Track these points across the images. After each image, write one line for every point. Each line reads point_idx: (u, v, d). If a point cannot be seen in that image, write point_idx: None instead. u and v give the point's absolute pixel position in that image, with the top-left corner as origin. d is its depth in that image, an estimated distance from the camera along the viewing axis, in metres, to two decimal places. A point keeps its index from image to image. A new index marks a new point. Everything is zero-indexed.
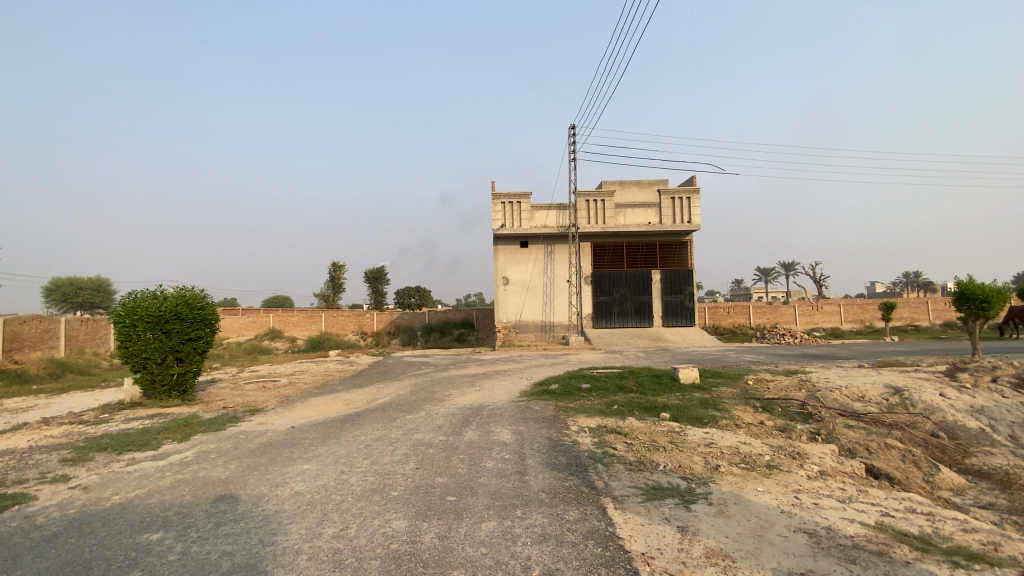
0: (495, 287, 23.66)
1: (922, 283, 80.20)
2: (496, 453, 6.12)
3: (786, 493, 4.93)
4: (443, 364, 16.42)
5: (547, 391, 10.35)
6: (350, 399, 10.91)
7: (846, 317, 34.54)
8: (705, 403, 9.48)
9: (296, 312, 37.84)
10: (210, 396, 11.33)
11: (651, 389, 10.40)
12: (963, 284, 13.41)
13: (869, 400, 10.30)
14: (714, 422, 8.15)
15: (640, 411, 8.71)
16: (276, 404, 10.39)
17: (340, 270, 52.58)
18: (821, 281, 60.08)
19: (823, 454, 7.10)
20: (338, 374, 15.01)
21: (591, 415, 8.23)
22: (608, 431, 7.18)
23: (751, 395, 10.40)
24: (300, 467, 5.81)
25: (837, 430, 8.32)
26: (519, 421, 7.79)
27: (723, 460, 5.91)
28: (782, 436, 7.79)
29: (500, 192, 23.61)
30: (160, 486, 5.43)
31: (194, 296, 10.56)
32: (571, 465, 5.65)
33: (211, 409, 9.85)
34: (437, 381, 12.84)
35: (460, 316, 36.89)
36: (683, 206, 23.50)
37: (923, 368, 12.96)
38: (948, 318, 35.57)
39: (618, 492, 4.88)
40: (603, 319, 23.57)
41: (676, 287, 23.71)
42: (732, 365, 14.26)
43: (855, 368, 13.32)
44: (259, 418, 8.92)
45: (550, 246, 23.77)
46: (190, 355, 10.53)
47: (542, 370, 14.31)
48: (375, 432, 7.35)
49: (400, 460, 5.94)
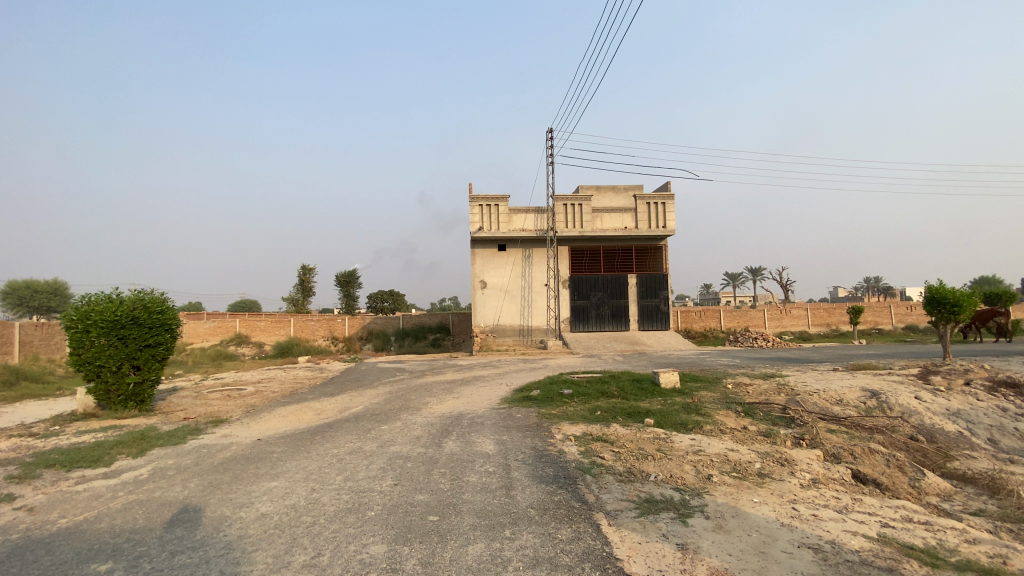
0: (472, 290, 23.29)
1: (882, 289, 83.22)
2: (479, 465, 5.80)
3: (783, 504, 4.75)
4: (419, 370, 15.97)
5: (529, 398, 10.06)
6: (322, 408, 10.39)
7: (814, 321, 35.38)
8: (688, 409, 9.34)
9: (264, 317, 36.63)
10: (172, 406, 10.65)
11: (634, 394, 10.21)
12: (932, 289, 13.71)
13: (847, 403, 10.35)
14: (700, 428, 8.00)
15: (624, 418, 8.50)
16: (242, 414, 9.81)
17: (311, 274, 51.24)
18: (787, 286, 61.71)
19: (811, 460, 7.00)
20: (309, 381, 14.42)
21: (576, 423, 7.98)
22: (594, 439, 6.93)
23: (733, 399, 10.32)
24: (267, 485, 5.36)
25: (820, 435, 8.27)
26: (501, 430, 7.48)
27: (714, 469, 5.72)
28: (768, 442, 7.67)
29: (478, 195, 23.29)
30: (109, 509, 4.91)
31: (153, 300, 9.92)
32: (559, 477, 5.38)
33: (172, 420, 9.22)
34: (414, 388, 12.43)
35: (435, 321, 36.34)
36: (660, 211, 23.62)
37: (896, 372, 13.18)
38: (910, 321, 36.82)
39: (611, 506, 4.62)
40: (581, 323, 23.45)
41: (652, 292, 23.80)
42: (711, 369, 14.25)
43: (831, 371, 13.46)
44: (224, 430, 8.37)
45: (528, 250, 23.56)
46: (148, 362, 9.86)
47: (521, 376, 14.02)
48: (350, 445, 6.92)
49: (376, 476, 5.55)
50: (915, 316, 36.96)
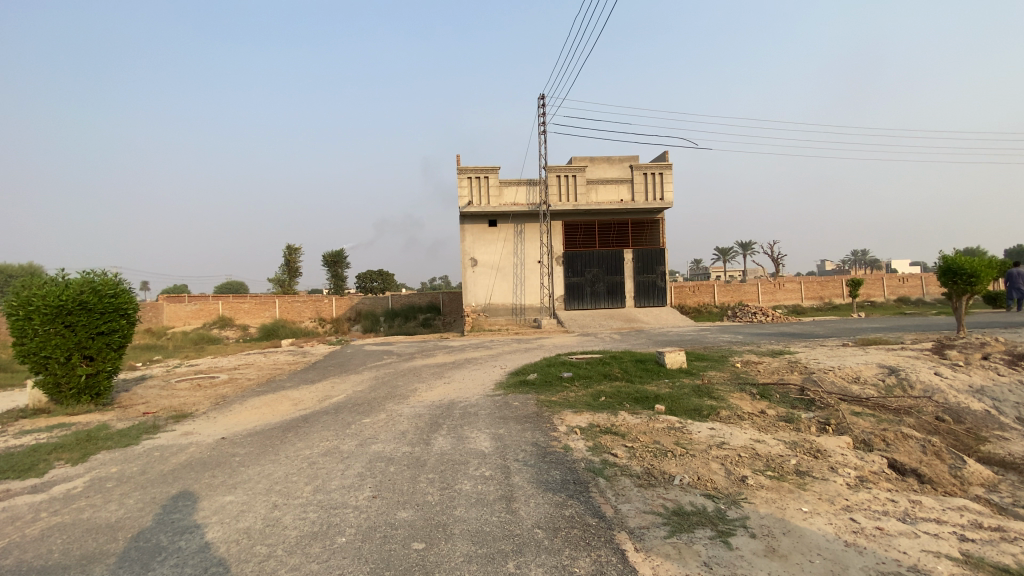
0: (462, 268, 22.37)
1: (869, 261, 83.39)
2: (473, 469, 4.96)
3: (839, 515, 3.98)
4: (407, 353, 15.08)
5: (525, 383, 9.24)
6: (299, 398, 9.51)
7: (807, 294, 34.96)
8: (698, 391, 8.58)
9: (248, 298, 35.35)
10: (134, 399, 9.71)
11: (640, 377, 9.42)
12: (948, 259, 13.00)
13: (866, 381, 9.66)
14: (716, 415, 7.22)
15: (632, 404, 7.71)
16: (210, 407, 8.90)
17: (296, 253, 49.76)
18: (777, 260, 61.47)
19: (844, 450, 6.28)
20: (289, 367, 13.50)
21: (580, 411, 7.19)
22: (602, 432, 6.11)
23: (746, 379, 9.58)
24: (219, 501, 4.51)
25: (846, 419, 7.55)
26: (497, 422, 6.63)
27: (746, 467, 4.94)
28: (792, 429, 6.92)
29: (467, 167, 22.09)
30: (21, 538, 4.01)
31: (104, 281, 8.89)
32: (568, 483, 4.56)
33: (129, 415, 8.29)
34: (401, 373, 11.58)
35: (425, 300, 35.34)
36: (656, 182, 22.61)
37: (909, 347, 12.52)
38: (902, 293, 36.49)
39: (635, 523, 3.82)
40: (575, 301, 22.67)
41: (648, 267, 23.02)
42: (715, 347, 13.50)
43: (841, 347, 12.77)
44: (184, 427, 7.45)
45: (519, 225, 22.56)
46: (102, 351, 8.88)
47: (516, 357, 13.19)
48: (324, 444, 6.05)
49: (352, 486, 4.69)
50: (907, 288, 36.62)
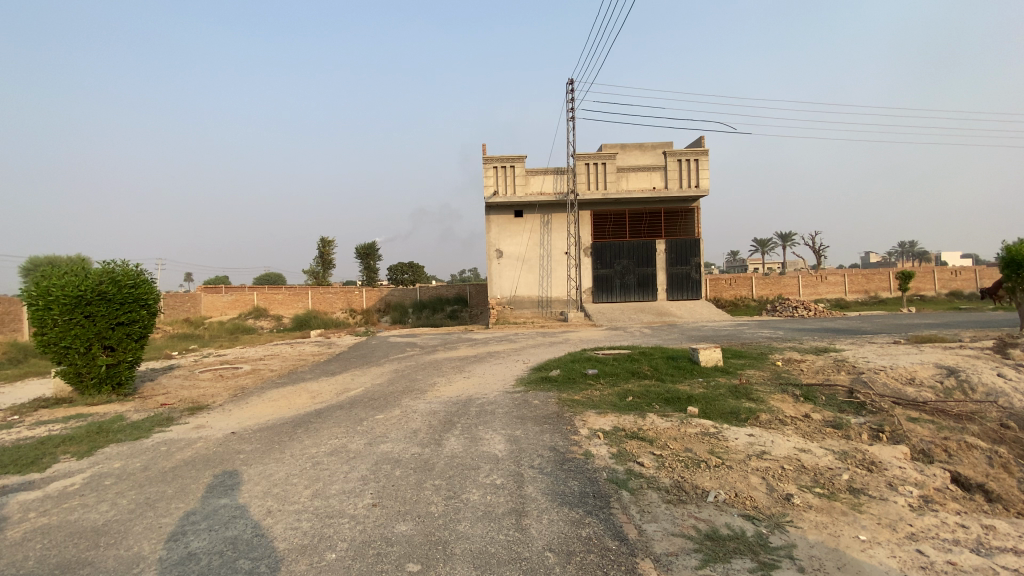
0: (489, 260, 22.02)
1: (917, 254, 79.36)
2: (484, 476, 4.55)
3: (903, 545, 3.39)
4: (430, 345, 14.83)
5: (547, 379, 8.79)
6: (317, 391, 9.31)
7: (850, 288, 33.24)
8: (734, 392, 7.96)
9: (281, 289, 35.95)
10: (156, 390, 9.72)
11: (670, 375, 8.85)
12: (1015, 249, 11.84)
13: (922, 383, 8.81)
14: (754, 419, 6.62)
15: (661, 405, 7.17)
16: (227, 399, 8.79)
17: (329, 246, 50.45)
18: (818, 252, 58.93)
19: (902, 462, 5.60)
20: (312, 358, 13.41)
21: (603, 411, 6.71)
22: (628, 437, 5.60)
23: (787, 379, 8.88)
24: (213, 504, 4.24)
25: (902, 425, 6.82)
26: (515, 423, 6.21)
27: (791, 483, 4.37)
28: (840, 437, 6.27)
29: (493, 156, 21.64)
30: (5, 540, 3.83)
31: (123, 272, 8.88)
32: (587, 497, 4.11)
33: (147, 407, 8.23)
34: (422, 366, 11.29)
35: (453, 292, 35.24)
36: (690, 169, 21.66)
37: (968, 345, 11.48)
38: (954, 287, 34.31)
39: (661, 548, 3.34)
40: (604, 293, 22.07)
41: (681, 258, 22.15)
42: (752, 343, 12.73)
43: (891, 344, 11.83)
44: (197, 420, 7.32)
45: (547, 215, 22.01)
46: (122, 342, 8.90)
47: (540, 351, 12.74)
48: (331, 443, 5.74)
49: (352, 491, 4.35)
50: (960, 281, 34.42)
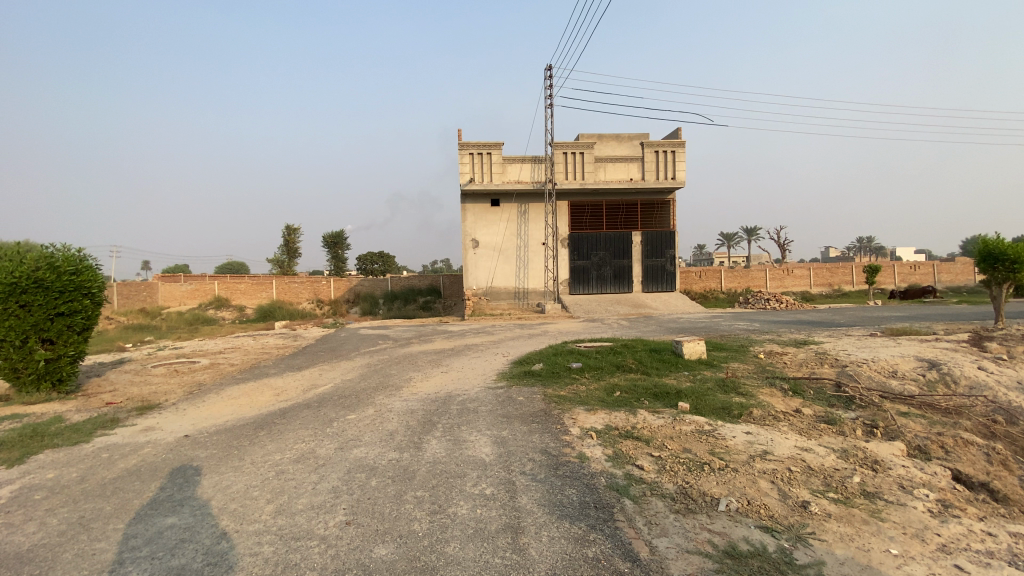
0: (463, 250, 21.46)
1: (873, 248, 82.55)
2: (472, 485, 4.09)
3: (939, 560, 3.13)
4: (404, 338, 14.22)
5: (530, 374, 8.37)
6: (283, 387, 8.66)
7: (816, 281, 34.00)
8: (723, 386, 7.72)
9: (245, 278, 34.50)
10: (102, 387, 8.89)
11: (656, 368, 8.56)
12: (989, 244, 11.97)
13: (904, 376, 8.78)
14: (749, 415, 6.36)
15: (651, 400, 6.84)
16: (182, 397, 8.07)
17: (295, 233, 48.78)
18: (783, 245, 60.33)
19: (902, 461, 5.43)
20: (277, 351, 12.64)
21: (594, 408, 6.34)
22: (623, 437, 5.22)
23: (773, 372, 8.70)
24: (157, 525, 3.66)
25: (895, 421, 6.68)
26: (500, 422, 5.76)
27: (803, 488, 4.08)
28: (836, 433, 6.06)
29: (469, 142, 20.99)
30: None
31: (62, 257, 8.01)
32: (589, 507, 3.70)
33: (90, 406, 7.45)
34: (396, 360, 10.72)
35: (426, 283, 34.49)
36: (667, 160, 21.51)
37: (943, 338, 11.58)
38: (913, 281, 35.45)
39: (679, 569, 2.96)
40: (581, 285, 21.82)
41: (657, 250, 22.05)
42: (732, 336, 12.60)
43: (869, 337, 11.84)
44: (147, 422, 6.61)
45: (523, 205, 21.55)
46: (63, 334, 8.05)
47: (519, 344, 12.31)
48: (298, 448, 5.18)
49: (323, 506, 3.84)
50: (918, 276, 35.61)
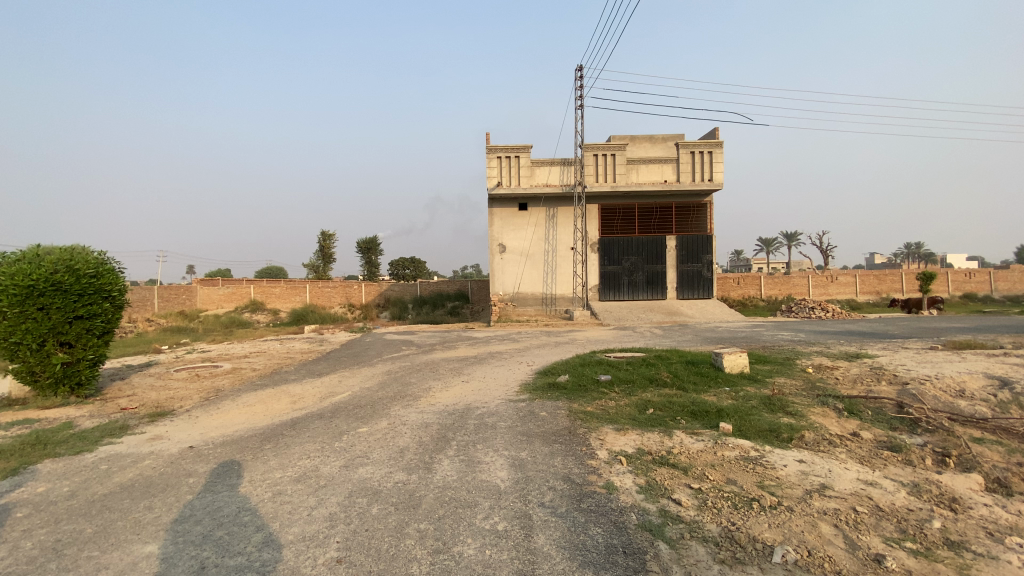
0: (491, 255, 21.08)
1: (921, 255, 78.35)
2: (483, 519, 3.60)
3: None
4: (428, 344, 13.87)
5: (555, 386, 7.84)
6: (299, 395, 8.39)
7: (861, 289, 32.23)
8: (768, 404, 7.00)
9: (279, 283, 35.07)
10: (123, 391, 8.83)
11: (693, 383, 7.90)
12: None
13: (975, 395, 7.85)
14: (800, 440, 5.66)
15: (687, 419, 6.22)
16: (197, 403, 7.88)
17: (329, 239, 49.56)
18: (825, 252, 57.62)
19: (984, 497, 4.66)
20: (300, 357, 12.48)
21: (624, 427, 5.77)
22: (657, 463, 4.65)
23: (824, 389, 7.91)
24: (134, 554, 3.32)
25: (969, 447, 5.86)
26: (521, 441, 5.25)
27: (874, 536, 3.43)
28: (904, 464, 5.30)
29: (497, 145, 20.64)
30: None
31: (82, 260, 7.97)
32: (617, 553, 3.16)
33: (105, 412, 7.33)
34: (417, 368, 10.35)
35: (455, 288, 34.30)
36: (703, 161, 20.66)
37: (1014, 352, 10.46)
38: (968, 290, 33.23)
39: None
40: (611, 291, 21.13)
41: (692, 255, 21.17)
42: (775, 347, 11.76)
43: (928, 351, 10.81)
44: (156, 430, 6.40)
45: (553, 209, 21.05)
46: (81, 338, 8.00)
47: (546, 352, 11.77)
48: (300, 465, 4.81)
49: (314, 539, 3.41)
50: (974, 283, 33.34)
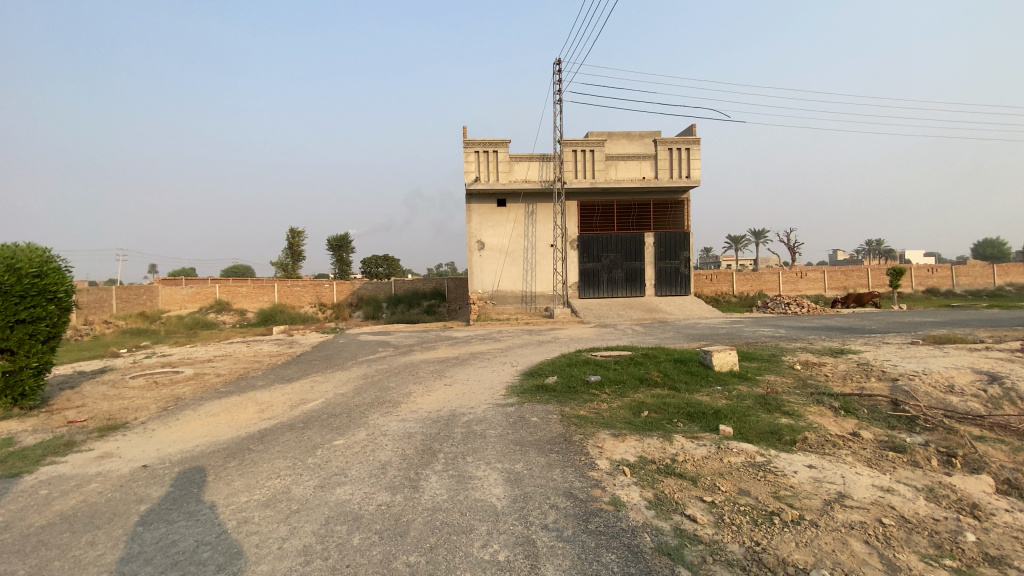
0: (468, 252, 20.59)
1: (882, 252, 81.03)
2: (482, 548, 3.18)
3: None
4: (405, 345, 13.32)
5: (543, 388, 7.45)
6: (268, 402, 7.78)
7: (830, 284, 32.90)
8: (764, 404, 6.77)
9: (247, 282, 33.79)
10: (71, 401, 8.04)
11: (686, 383, 7.63)
12: None
13: (963, 390, 7.81)
14: (804, 442, 5.42)
15: (685, 423, 5.92)
16: (154, 414, 7.21)
17: (299, 237, 48.15)
18: (793, 249, 58.83)
19: (1000, 500, 4.48)
20: (270, 360, 11.79)
21: (621, 432, 5.43)
22: (662, 474, 4.31)
23: (817, 387, 7.74)
24: None
25: (971, 445, 5.73)
26: (514, 452, 4.84)
27: (910, 554, 3.16)
28: (912, 467, 5.10)
29: (474, 140, 20.14)
30: None
31: (24, 257, 7.22)
32: None
33: (48, 426, 6.60)
34: (396, 370, 9.83)
35: (429, 286, 33.63)
36: (681, 158, 20.59)
37: (993, 347, 10.54)
38: (931, 284, 34.29)
39: None
40: (590, 288, 20.90)
41: (670, 252, 21.11)
42: (759, 344, 11.63)
43: (910, 346, 10.84)
44: (107, 447, 5.75)
45: (531, 205, 20.68)
46: (24, 344, 7.21)
47: (529, 352, 11.37)
48: (270, 486, 4.29)
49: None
50: (936, 278, 34.40)
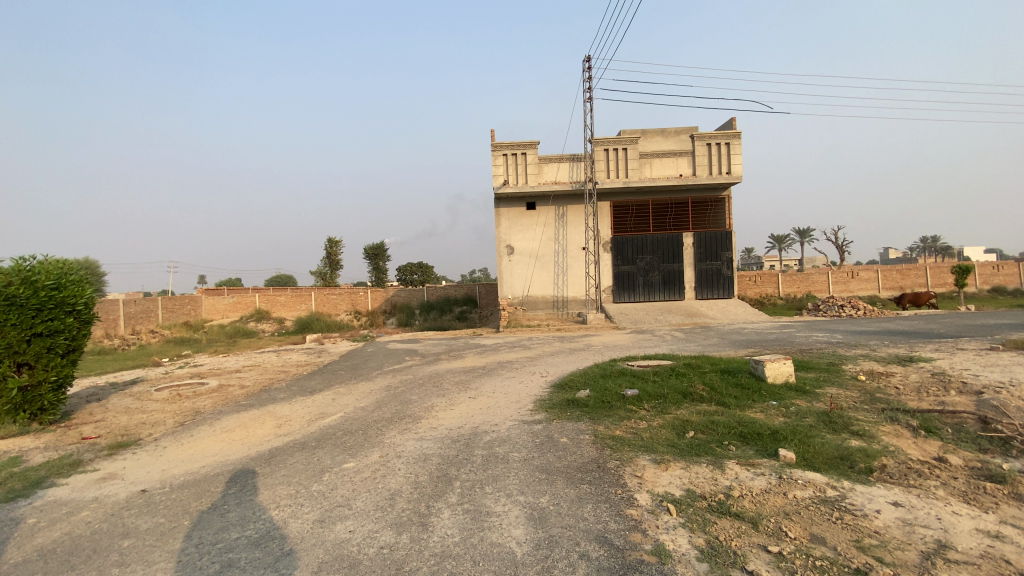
0: (498, 257, 20.12)
1: (938, 249, 76.51)
2: None
3: None
4: (433, 353, 12.90)
5: (575, 403, 6.82)
6: (285, 417, 7.43)
7: (884, 284, 30.85)
8: (828, 422, 5.94)
9: (285, 291, 34.39)
10: (92, 415, 7.92)
11: (735, 397, 6.85)
12: None
13: None
14: (882, 472, 4.61)
15: (738, 445, 5.19)
16: (169, 429, 6.95)
17: (336, 246, 48.84)
18: (840, 248, 56.00)
19: None
20: (296, 370, 11.57)
21: (663, 457, 4.76)
22: (716, 515, 3.61)
23: (887, 402, 6.81)
24: None
25: None
26: (540, 482, 4.24)
27: None
28: (1021, 503, 4.22)
29: (502, 142, 19.70)
30: None
31: (42, 270, 7.14)
32: None
33: (61, 443, 6.42)
34: (420, 381, 9.38)
35: (462, 293, 33.37)
36: (721, 153, 19.56)
37: None
38: (997, 283, 31.73)
39: None
40: (626, 292, 20.09)
41: (710, 253, 20.06)
42: (813, 351, 10.63)
43: (989, 352, 9.65)
44: (113, 467, 5.47)
45: (562, 207, 20.05)
46: (42, 358, 7.10)
47: (560, 361, 10.73)
48: (265, 520, 3.84)
49: None
50: (1003, 276, 31.84)
